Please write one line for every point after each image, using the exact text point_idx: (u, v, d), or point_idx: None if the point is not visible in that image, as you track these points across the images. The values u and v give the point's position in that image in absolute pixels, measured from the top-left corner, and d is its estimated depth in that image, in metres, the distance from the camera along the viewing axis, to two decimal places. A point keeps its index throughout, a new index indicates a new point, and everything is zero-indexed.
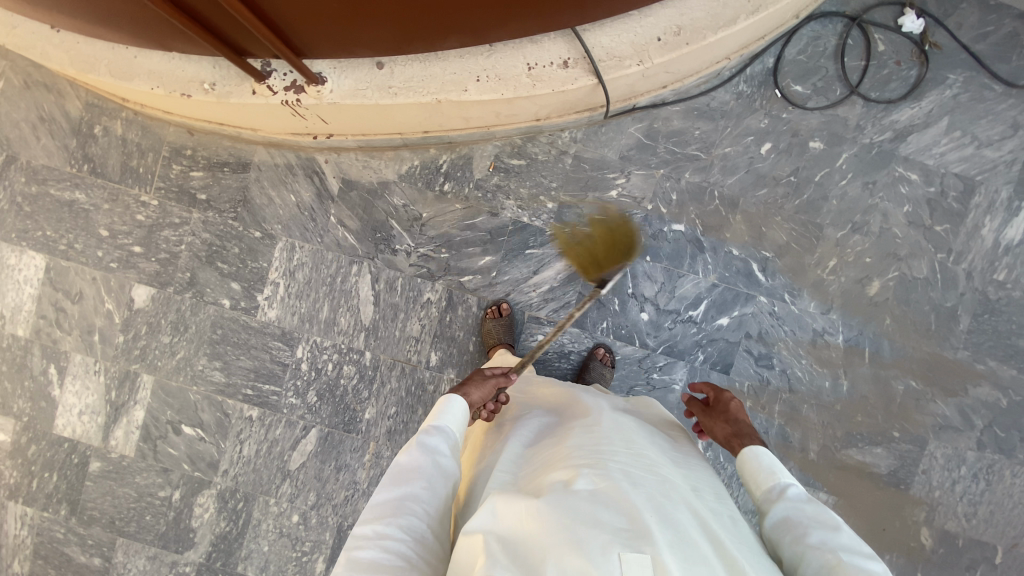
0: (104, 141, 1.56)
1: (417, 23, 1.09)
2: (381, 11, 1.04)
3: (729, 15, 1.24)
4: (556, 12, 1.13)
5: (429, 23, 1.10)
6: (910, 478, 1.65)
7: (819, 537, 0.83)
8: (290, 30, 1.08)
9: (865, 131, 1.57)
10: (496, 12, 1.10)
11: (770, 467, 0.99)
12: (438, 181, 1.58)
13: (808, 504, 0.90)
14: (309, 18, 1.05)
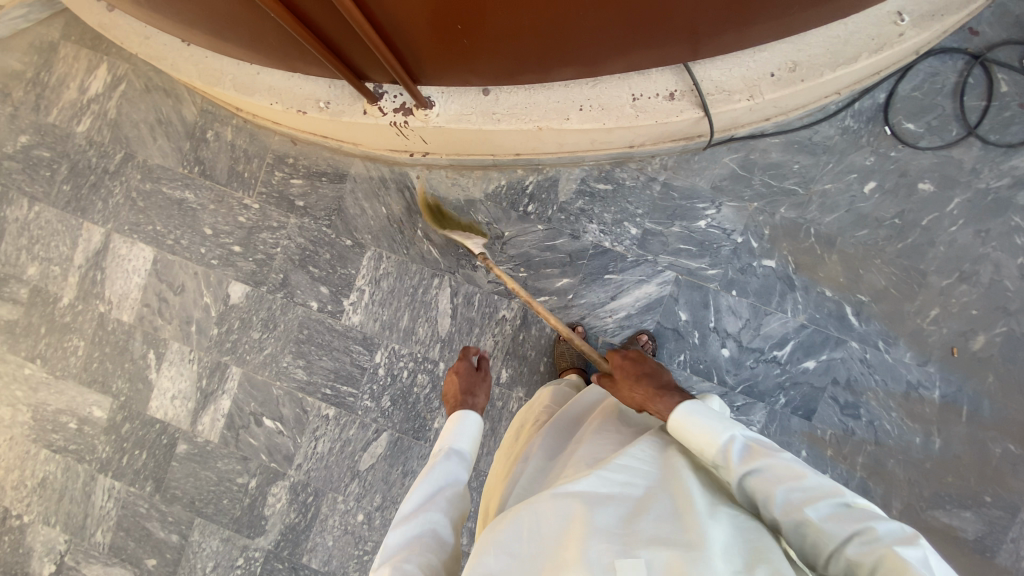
0: (215, 145, 1.67)
1: (533, 50, 1.09)
2: (501, 44, 1.07)
3: (850, 52, 1.19)
4: (676, 39, 1.10)
5: (545, 56, 1.11)
6: (1000, 547, 1.50)
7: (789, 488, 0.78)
8: (410, 54, 1.10)
9: (981, 175, 1.48)
10: (615, 39, 1.07)
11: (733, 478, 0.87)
12: (522, 202, 1.60)
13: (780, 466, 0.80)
14: (430, 45, 1.07)
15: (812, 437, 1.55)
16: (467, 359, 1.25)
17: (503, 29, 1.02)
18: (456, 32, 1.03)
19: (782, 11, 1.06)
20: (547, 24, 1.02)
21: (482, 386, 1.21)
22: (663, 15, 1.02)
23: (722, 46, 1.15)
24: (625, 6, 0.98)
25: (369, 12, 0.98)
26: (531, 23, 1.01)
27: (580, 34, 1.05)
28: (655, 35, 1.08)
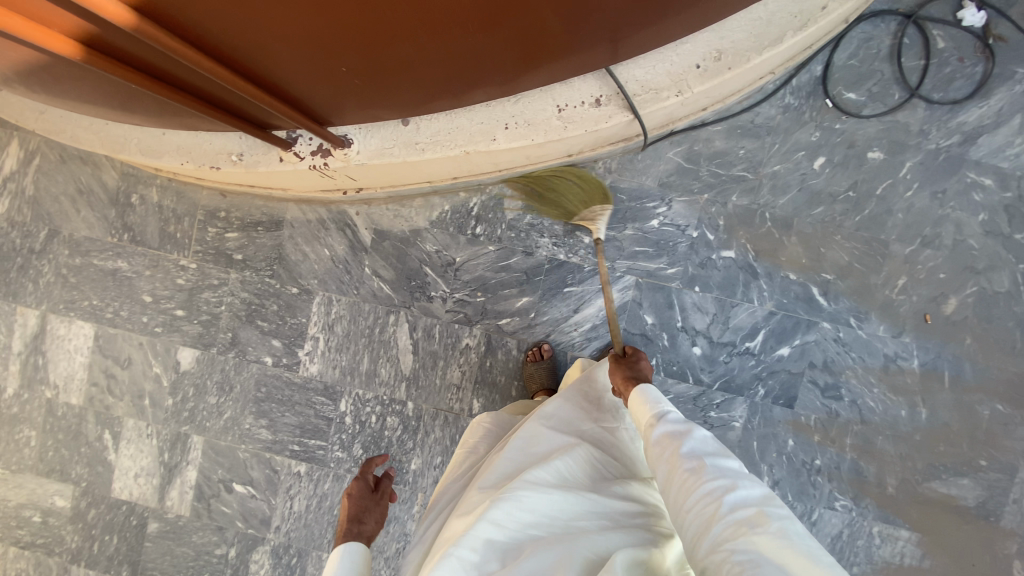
0: (142, 209, 1.59)
1: (434, 78, 1.03)
2: (402, 74, 1.01)
3: (774, 33, 1.15)
4: (585, 45, 1.04)
5: (453, 80, 1.05)
6: (1000, 508, 1.49)
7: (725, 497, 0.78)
8: (307, 99, 1.05)
9: (930, 136, 1.44)
10: (519, 54, 1.02)
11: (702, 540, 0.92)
12: (469, 225, 1.53)
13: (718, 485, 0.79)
14: (324, 86, 1.02)
15: (797, 424, 1.50)
16: (364, 479, 1.14)
17: (395, 60, 0.97)
18: (346, 71, 0.98)
19: (688, 0, 1.00)
20: (440, 50, 0.96)
21: (375, 512, 1.07)
22: (560, 20, 0.96)
23: (638, 45, 1.09)
24: (513, 17, 0.92)
25: (244, 65, 0.94)
26: (421, 49, 0.95)
27: (477, 53, 0.99)
28: (560, 44, 1.02)
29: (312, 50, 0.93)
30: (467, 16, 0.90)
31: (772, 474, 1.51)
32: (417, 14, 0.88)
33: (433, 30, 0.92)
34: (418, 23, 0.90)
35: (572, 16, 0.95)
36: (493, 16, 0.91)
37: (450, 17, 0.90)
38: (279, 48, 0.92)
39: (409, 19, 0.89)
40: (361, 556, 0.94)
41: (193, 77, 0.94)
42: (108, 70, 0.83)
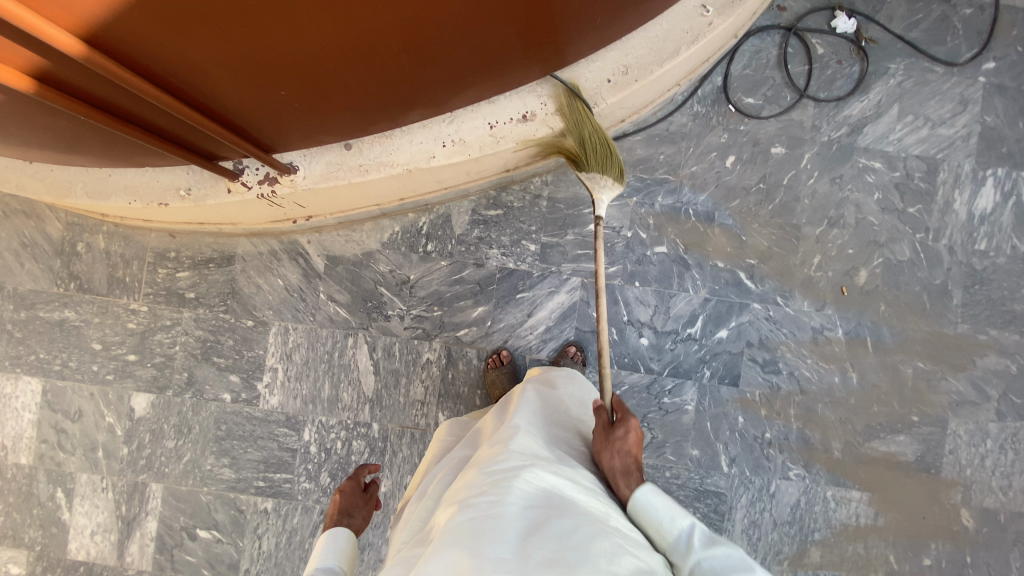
0: (89, 257, 1.59)
1: (372, 100, 1.13)
2: (339, 97, 1.10)
3: (670, 48, 1.30)
4: (504, 66, 1.16)
5: (389, 101, 1.15)
6: (937, 459, 1.63)
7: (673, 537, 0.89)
8: (248, 125, 1.12)
9: (822, 129, 1.63)
10: (446, 77, 1.13)
11: (664, 512, 0.90)
12: (420, 243, 1.60)
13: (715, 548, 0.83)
14: (265, 112, 1.09)
15: (745, 402, 1.61)
16: (354, 479, 1.16)
17: (332, 85, 1.06)
18: (286, 96, 1.06)
19: (590, 23, 1.15)
20: (372, 74, 1.06)
21: (364, 509, 1.12)
22: (479, 44, 1.08)
23: (553, 63, 1.23)
24: (436, 42, 1.04)
25: (188, 94, 1.00)
26: (354, 73, 1.05)
27: (407, 78, 1.10)
28: (483, 67, 1.14)
29: (253, 77, 1.00)
30: (395, 41, 1.01)
31: (728, 452, 1.61)
32: (349, 42, 0.98)
33: (364, 56, 1.02)
34: (349, 50, 1.00)
35: (489, 38, 1.07)
36: (418, 41, 1.02)
37: (380, 43, 1.00)
38: (220, 76, 0.99)
39: (342, 47, 0.99)
40: (348, 544, 1.00)
41: (137, 105, 0.99)
42: (58, 102, 0.87)
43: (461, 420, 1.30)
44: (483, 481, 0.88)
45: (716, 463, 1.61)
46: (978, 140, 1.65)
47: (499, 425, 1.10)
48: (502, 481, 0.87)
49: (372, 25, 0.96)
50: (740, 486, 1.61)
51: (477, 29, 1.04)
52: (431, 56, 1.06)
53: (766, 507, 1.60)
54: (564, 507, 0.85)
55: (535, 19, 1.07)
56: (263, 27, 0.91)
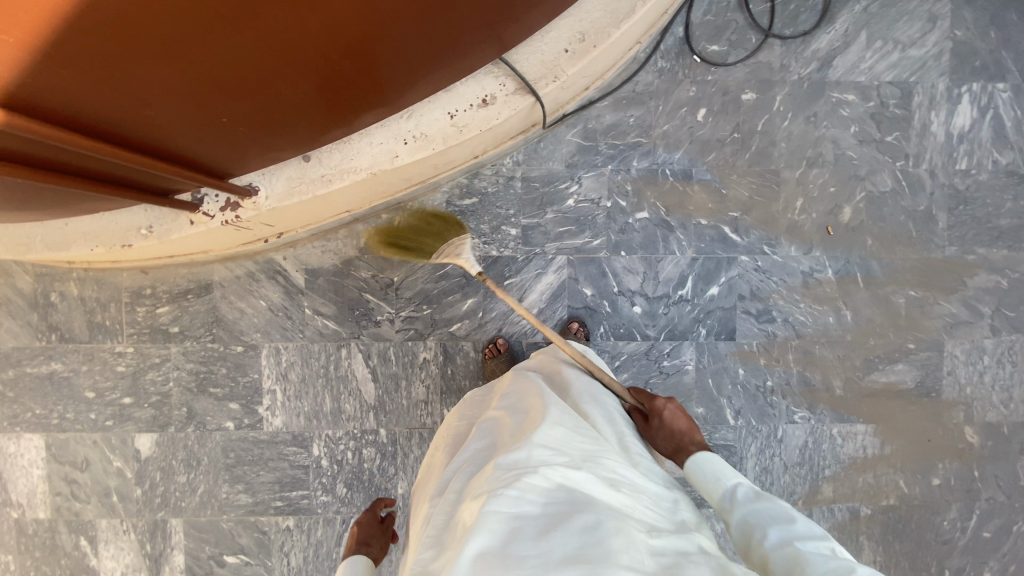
0: (65, 306, 1.55)
1: (322, 111, 1.08)
2: (288, 111, 1.04)
3: (626, 7, 1.25)
4: (457, 48, 1.10)
5: (341, 110, 1.10)
6: (937, 382, 1.66)
7: (776, 535, 0.84)
8: (206, 156, 1.07)
9: (791, 68, 1.58)
10: (396, 68, 1.06)
11: (715, 475, 0.99)
12: (399, 244, 1.56)
13: (764, 506, 0.89)
14: (221, 139, 1.05)
15: (743, 354, 1.63)
16: (371, 511, 1.14)
17: (278, 103, 1.02)
18: (235, 117, 1.01)
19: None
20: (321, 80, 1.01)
21: (382, 537, 1.09)
22: (426, 34, 1.02)
23: (509, 37, 1.17)
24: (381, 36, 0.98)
25: (130, 139, 0.96)
26: (303, 83, 1.00)
27: (354, 83, 1.05)
28: (434, 58, 1.09)
29: (196, 103, 0.95)
30: (338, 44, 0.95)
31: (732, 405, 1.63)
32: (291, 54, 0.93)
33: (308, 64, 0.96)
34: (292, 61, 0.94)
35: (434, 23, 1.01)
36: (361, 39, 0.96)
37: (322, 48, 0.95)
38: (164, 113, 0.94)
39: (283, 60, 0.93)
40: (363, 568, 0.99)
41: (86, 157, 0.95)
42: None
43: (472, 399, 1.27)
44: (501, 472, 0.83)
45: (721, 417, 1.63)
46: (950, 57, 1.60)
47: (518, 410, 1.05)
48: (521, 471, 0.82)
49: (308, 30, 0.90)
50: (748, 436, 1.64)
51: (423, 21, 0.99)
52: (376, 58, 1.02)
53: (775, 452, 1.64)
54: (588, 502, 0.80)
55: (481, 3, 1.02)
56: (197, 54, 0.86)
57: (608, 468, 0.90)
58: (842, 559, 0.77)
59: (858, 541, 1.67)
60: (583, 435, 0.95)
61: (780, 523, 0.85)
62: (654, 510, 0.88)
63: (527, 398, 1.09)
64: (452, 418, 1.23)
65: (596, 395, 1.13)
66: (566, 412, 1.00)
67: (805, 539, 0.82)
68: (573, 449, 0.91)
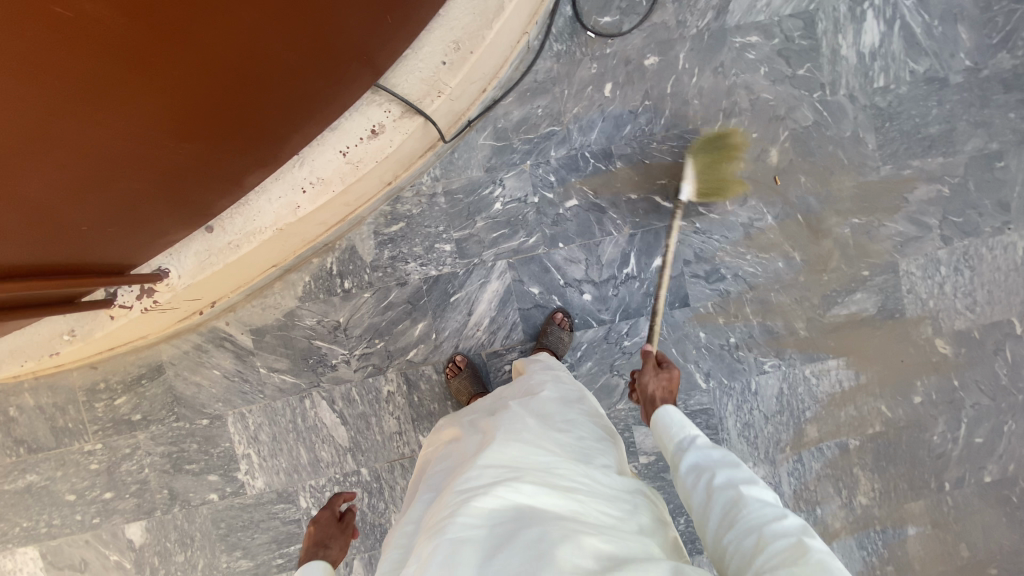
0: (25, 417, 1.54)
1: (204, 180, 1.09)
2: (163, 188, 1.05)
3: (494, 5, 1.21)
4: (319, 75, 1.06)
5: (223, 174, 1.11)
6: (899, 303, 1.65)
7: (724, 478, 0.87)
8: (120, 248, 1.11)
9: (688, 23, 1.55)
10: (257, 117, 1.05)
11: (680, 425, 1.01)
12: (337, 284, 1.55)
13: (725, 462, 0.91)
14: (126, 229, 1.07)
15: (700, 317, 1.62)
16: (329, 509, 1.10)
17: (149, 183, 1.02)
18: (119, 205, 1.02)
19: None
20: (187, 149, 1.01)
21: (340, 538, 1.05)
22: (279, 72, 1.01)
23: (376, 51, 1.12)
24: (225, 87, 0.96)
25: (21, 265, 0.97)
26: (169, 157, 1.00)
27: (222, 145, 1.05)
28: (298, 101, 1.09)
29: (71, 209, 0.96)
30: (182, 109, 0.94)
31: (701, 368, 1.63)
32: (139, 134, 0.93)
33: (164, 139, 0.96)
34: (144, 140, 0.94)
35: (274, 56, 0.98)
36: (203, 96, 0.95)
37: (168, 119, 0.94)
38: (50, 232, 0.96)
39: (153, 133, 0.94)
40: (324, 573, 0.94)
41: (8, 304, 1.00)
42: None
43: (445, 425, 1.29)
44: (454, 496, 0.87)
45: (693, 383, 1.64)
46: None
47: (480, 432, 1.09)
48: (471, 494, 0.86)
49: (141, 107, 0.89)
50: (722, 396, 1.64)
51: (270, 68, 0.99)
52: (229, 115, 1.01)
53: (753, 405, 1.65)
54: (535, 515, 0.83)
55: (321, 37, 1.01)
56: (64, 158, 0.87)
57: (560, 478, 0.93)
58: (777, 508, 0.80)
59: (852, 473, 1.68)
60: (535, 450, 0.98)
61: (736, 480, 0.86)
62: (608, 514, 0.91)
63: (491, 419, 1.12)
64: (430, 448, 1.27)
65: (559, 406, 1.15)
66: (520, 431, 1.03)
67: (749, 486, 0.85)
68: (524, 464, 0.94)
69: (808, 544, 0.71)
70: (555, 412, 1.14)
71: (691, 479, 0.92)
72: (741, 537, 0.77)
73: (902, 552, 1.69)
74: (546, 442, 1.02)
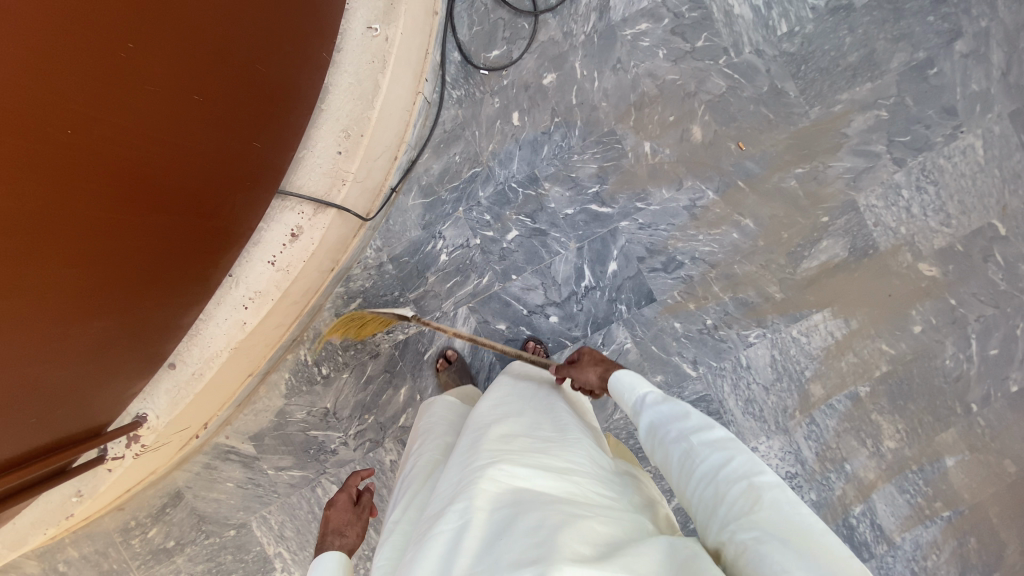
0: (72, 570, 1.64)
1: (155, 300, 1.13)
2: (122, 309, 1.08)
3: (369, 86, 1.27)
4: (205, 207, 1.12)
5: (172, 286, 1.15)
6: (869, 239, 1.59)
7: (675, 431, 0.85)
8: (91, 410, 1.16)
9: (574, 32, 1.55)
10: (193, 226, 1.12)
11: (631, 387, 1.00)
12: (315, 373, 1.61)
13: (676, 410, 0.88)
14: (100, 375, 1.13)
15: (670, 308, 1.61)
16: (346, 492, 1.14)
17: (108, 313, 1.06)
18: (87, 347, 1.06)
19: (242, 101, 1.09)
20: (118, 297, 1.06)
21: (358, 524, 1.10)
22: (193, 172, 1.06)
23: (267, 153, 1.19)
24: (132, 226, 1.01)
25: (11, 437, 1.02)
26: (105, 309, 1.05)
27: (164, 260, 1.10)
28: (218, 204, 1.14)
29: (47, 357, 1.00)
30: (86, 289, 0.99)
31: (686, 357, 1.61)
32: (75, 275, 0.97)
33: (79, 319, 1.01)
34: (73, 302, 0.99)
35: (153, 207, 1.03)
36: (101, 271, 1.00)
37: (96, 265, 0.99)
38: (9, 436, 1.01)
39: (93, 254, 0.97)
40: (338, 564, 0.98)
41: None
42: None
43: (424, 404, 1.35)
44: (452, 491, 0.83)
45: (682, 374, 1.62)
46: None
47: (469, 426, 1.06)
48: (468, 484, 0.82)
49: (45, 302, 0.94)
50: (716, 379, 1.62)
51: (184, 172, 1.04)
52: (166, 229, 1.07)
53: (748, 380, 1.62)
54: (535, 498, 0.79)
55: (219, 139, 1.08)
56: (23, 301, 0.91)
57: (554, 462, 0.90)
58: (726, 446, 0.78)
59: (872, 420, 1.62)
60: (521, 438, 0.97)
61: (687, 426, 0.84)
62: (603, 493, 0.88)
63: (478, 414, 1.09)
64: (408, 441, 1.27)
65: (544, 401, 1.15)
66: (509, 426, 1.01)
67: (698, 431, 0.82)
68: (514, 450, 0.92)
69: (759, 485, 0.71)
70: (538, 406, 1.13)
71: (650, 437, 0.90)
72: (701, 488, 0.77)
73: (948, 487, 1.61)
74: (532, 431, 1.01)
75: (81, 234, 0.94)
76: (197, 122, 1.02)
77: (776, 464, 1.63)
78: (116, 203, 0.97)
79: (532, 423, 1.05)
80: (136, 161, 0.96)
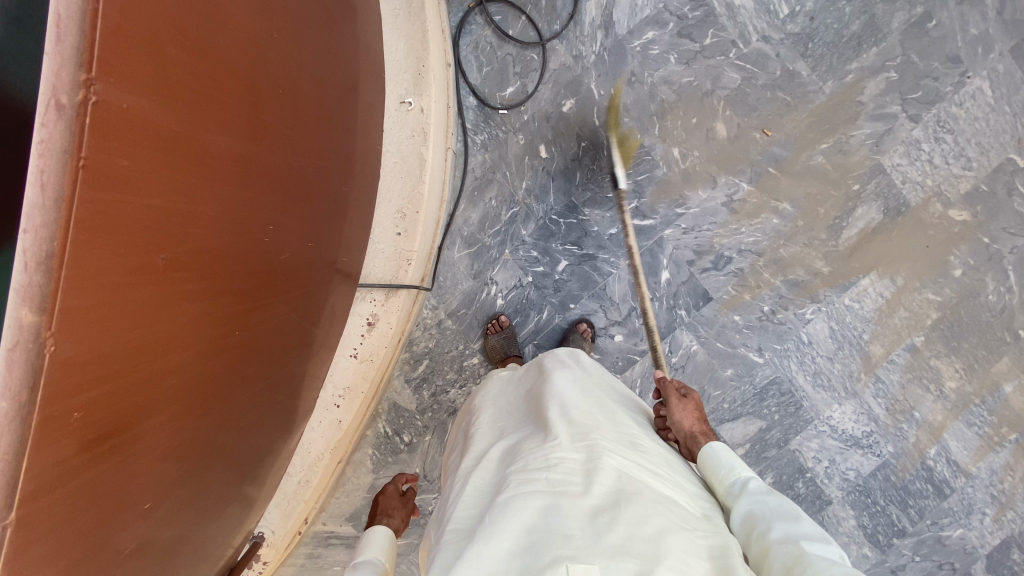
0: None
1: (276, 435, 1.12)
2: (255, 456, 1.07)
3: (415, 161, 1.32)
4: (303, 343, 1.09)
5: (287, 415, 1.14)
6: (900, 197, 1.64)
7: (781, 530, 0.84)
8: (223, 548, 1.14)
9: (584, 55, 1.55)
10: (300, 354, 1.10)
11: (730, 463, 1.00)
12: (398, 442, 1.60)
13: (789, 514, 0.87)
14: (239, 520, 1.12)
15: (728, 304, 1.64)
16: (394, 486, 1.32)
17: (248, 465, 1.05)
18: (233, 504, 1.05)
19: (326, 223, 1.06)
20: (254, 448, 1.05)
21: (401, 510, 1.26)
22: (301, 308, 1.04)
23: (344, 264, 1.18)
24: (264, 380, 0.99)
25: None
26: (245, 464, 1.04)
27: (283, 397, 1.09)
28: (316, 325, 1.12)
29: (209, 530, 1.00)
30: (236, 455, 0.99)
31: (751, 346, 1.66)
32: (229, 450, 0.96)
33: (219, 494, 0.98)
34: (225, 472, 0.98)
35: (275, 361, 1.01)
36: (241, 438, 0.98)
37: (242, 433, 0.98)
38: None
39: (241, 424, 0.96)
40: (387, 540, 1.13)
41: None
42: None
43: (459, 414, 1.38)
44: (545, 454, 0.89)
45: (750, 363, 1.66)
46: None
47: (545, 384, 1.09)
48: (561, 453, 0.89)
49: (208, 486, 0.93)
50: (783, 360, 1.67)
51: (294, 312, 1.03)
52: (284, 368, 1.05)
53: (813, 355, 1.67)
54: (630, 482, 0.86)
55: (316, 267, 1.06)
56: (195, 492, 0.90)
57: (642, 453, 0.95)
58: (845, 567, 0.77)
59: (932, 366, 1.69)
60: (604, 414, 1.02)
61: (801, 535, 0.83)
62: (687, 489, 0.94)
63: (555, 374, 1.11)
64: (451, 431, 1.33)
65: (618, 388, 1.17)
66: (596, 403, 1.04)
67: (812, 543, 0.81)
68: (605, 430, 0.96)
69: None
70: (612, 388, 1.16)
71: (745, 524, 0.89)
72: None
73: (1010, 411, 1.69)
74: (600, 413, 1.02)
75: (228, 417, 0.92)
76: (293, 265, 0.98)
77: (852, 427, 1.69)
78: (255, 366, 0.95)
79: (601, 403, 1.05)
80: (264, 323, 0.94)
